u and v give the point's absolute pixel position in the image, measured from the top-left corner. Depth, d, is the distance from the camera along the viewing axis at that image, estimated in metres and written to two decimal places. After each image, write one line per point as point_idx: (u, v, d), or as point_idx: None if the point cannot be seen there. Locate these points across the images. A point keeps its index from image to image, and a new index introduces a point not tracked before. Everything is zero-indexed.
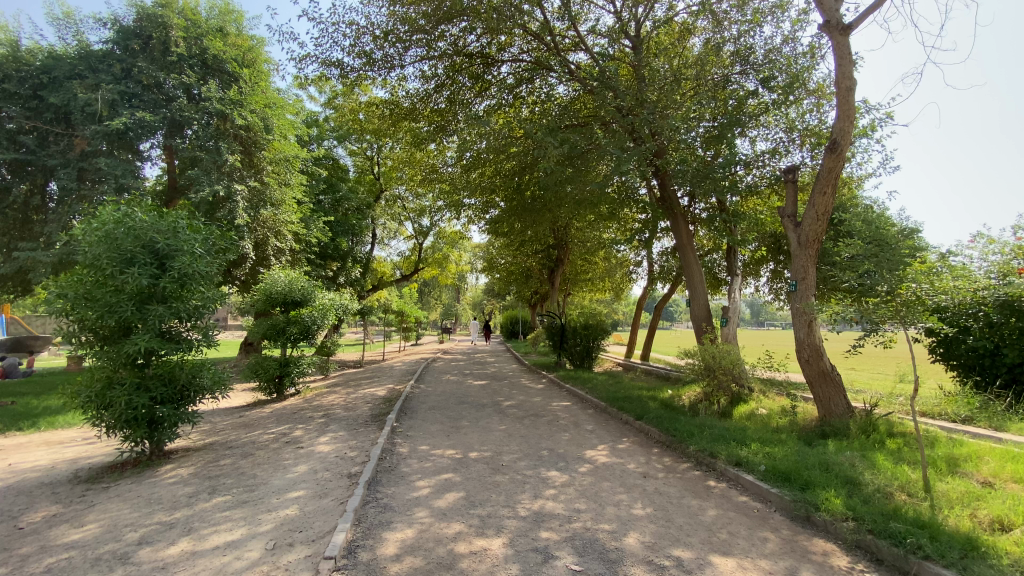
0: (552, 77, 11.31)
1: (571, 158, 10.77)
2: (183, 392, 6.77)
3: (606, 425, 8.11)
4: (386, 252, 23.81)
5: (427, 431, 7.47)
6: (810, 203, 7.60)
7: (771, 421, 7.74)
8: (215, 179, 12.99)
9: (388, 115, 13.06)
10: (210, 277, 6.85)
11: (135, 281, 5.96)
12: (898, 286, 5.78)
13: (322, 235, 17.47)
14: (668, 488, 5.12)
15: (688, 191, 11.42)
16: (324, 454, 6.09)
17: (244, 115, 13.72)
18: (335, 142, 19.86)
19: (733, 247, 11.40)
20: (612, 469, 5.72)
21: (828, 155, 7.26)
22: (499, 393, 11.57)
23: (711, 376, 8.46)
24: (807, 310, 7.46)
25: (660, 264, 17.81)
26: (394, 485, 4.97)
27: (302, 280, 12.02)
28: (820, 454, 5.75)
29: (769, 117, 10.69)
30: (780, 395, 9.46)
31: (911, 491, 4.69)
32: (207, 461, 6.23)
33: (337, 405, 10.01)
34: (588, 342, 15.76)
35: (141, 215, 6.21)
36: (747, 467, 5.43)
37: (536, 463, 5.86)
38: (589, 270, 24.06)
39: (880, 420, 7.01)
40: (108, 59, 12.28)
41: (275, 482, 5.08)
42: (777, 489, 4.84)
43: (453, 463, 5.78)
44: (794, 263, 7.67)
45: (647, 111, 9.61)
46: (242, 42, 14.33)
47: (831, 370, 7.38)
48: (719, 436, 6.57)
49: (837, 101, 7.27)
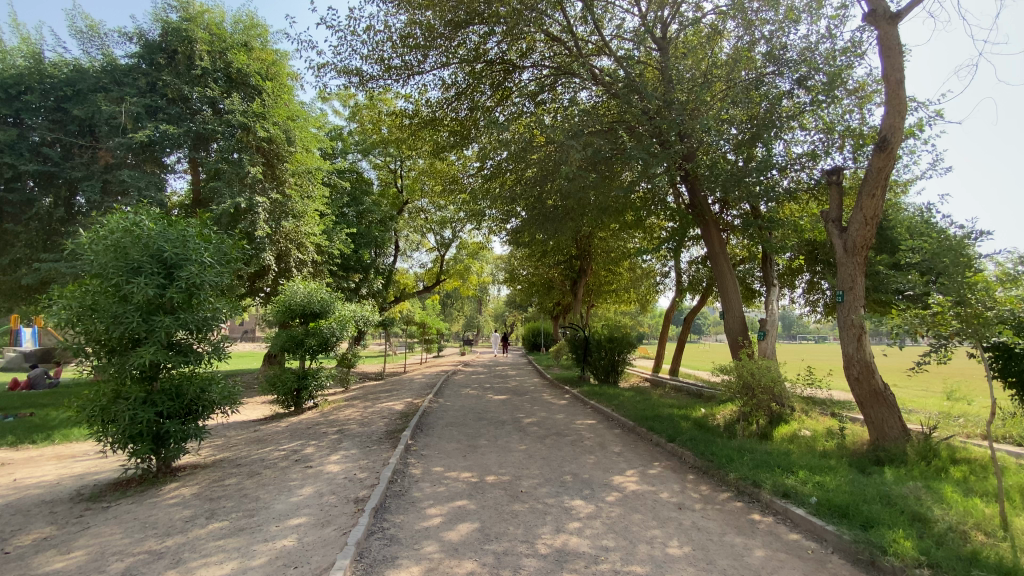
0: (575, 82, 10.95)
1: (594, 163, 10.34)
2: (190, 407, 6.51)
3: (634, 447, 7.56)
4: (408, 264, 23.67)
5: (443, 450, 7.07)
6: (857, 206, 6.98)
7: (817, 444, 7.09)
8: (237, 191, 13.01)
9: (409, 126, 12.89)
10: (220, 287, 6.65)
11: (141, 291, 5.75)
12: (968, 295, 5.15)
13: (344, 246, 17.38)
14: (708, 523, 4.56)
15: (720, 197, 10.88)
16: (332, 475, 5.73)
17: (267, 127, 13.78)
18: (359, 156, 19.82)
19: (769, 256, 10.76)
20: (643, 499, 5.20)
21: (877, 154, 6.66)
22: (520, 409, 11.09)
23: (749, 394, 7.85)
24: (856, 323, 6.80)
25: (688, 275, 17.19)
26: (403, 514, 4.56)
27: (321, 291, 11.81)
28: (878, 485, 5.09)
29: (806, 119, 10.05)
30: (824, 416, 8.77)
31: (989, 530, 3.84)
32: (213, 480, 5.94)
33: (352, 420, 9.69)
34: (614, 356, 15.22)
35: (150, 224, 6.04)
36: (796, 499, 4.83)
37: (559, 490, 5.38)
38: (613, 281, 23.48)
39: (941, 445, 6.29)
40: (133, 73, 12.61)
41: (277, 507, 4.73)
42: (833, 527, 4.20)
43: (469, 488, 5.34)
44: (840, 271, 7.04)
45: (675, 114, 9.16)
46: (266, 55, 14.49)
47: (884, 389, 6.70)
48: (761, 461, 5.96)
49: (886, 96, 6.70)
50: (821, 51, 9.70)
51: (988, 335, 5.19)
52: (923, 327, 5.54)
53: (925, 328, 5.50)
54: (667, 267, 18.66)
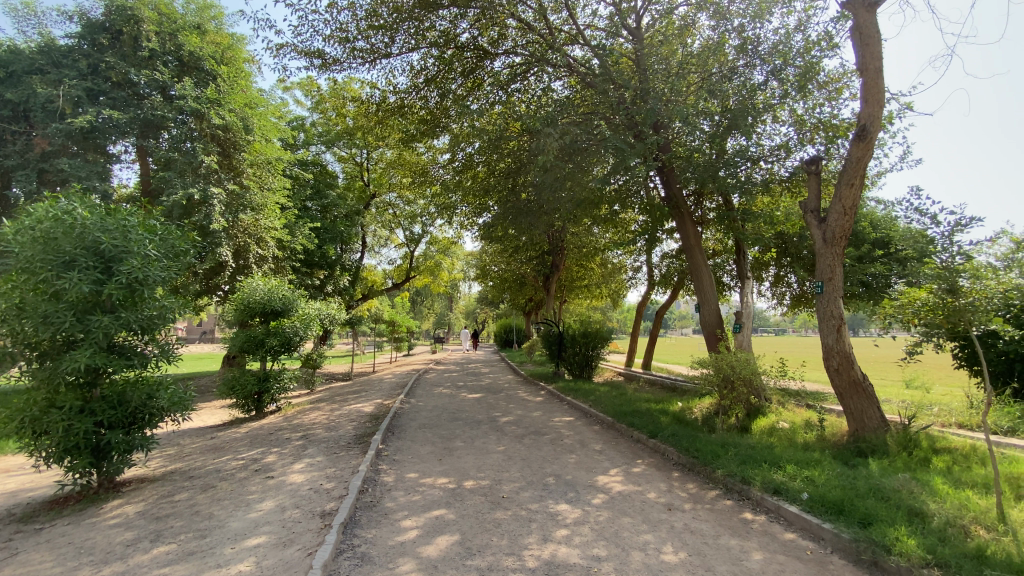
0: (548, 72, 10.62)
1: (570, 154, 10.02)
2: (136, 415, 5.88)
3: (616, 444, 7.35)
4: (376, 260, 22.93)
5: (417, 454, 6.69)
6: (835, 196, 6.90)
7: (797, 437, 7.02)
8: (190, 182, 12.16)
9: (374, 115, 12.29)
10: (167, 283, 6.04)
11: (74, 287, 5.13)
12: (959, 284, 5.03)
13: (307, 241, 16.60)
14: (701, 525, 4.33)
15: (695, 188, 10.70)
16: (296, 486, 5.26)
17: (222, 115, 12.91)
18: (322, 148, 19.01)
19: (741, 243, 10.37)
20: (630, 500, 4.95)
21: (856, 144, 6.58)
22: (496, 407, 10.77)
23: (729, 388, 7.72)
24: (835, 315, 6.76)
25: (660, 270, 17.22)
26: (376, 528, 4.16)
27: (283, 288, 11.17)
28: (867, 478, 4.98)
29: (778, 112, 9.96)
30: (800, 408, 8.78)
31: (990, 524, 3.73)
32: (162, 495, 5.36)
33: (318, 425, 9.14)
34: (588, 351, 15.09)
35: (84, 214, 5.39)
36: (787, 496, 4.67)
37: (542, 494, 5.08)
38: (585, 276, 23.36)
39: (920, 435, 6.28)
40: (73, 54, 11.64)
41: (233, 525, 4.26)
42: (830, 525, 4.04)
43: (446, 496, 4.98)
44: (819, 262, 6.96)
45: (651, 103, 8.94)
46: (222, 39, 13.61)
47: (863, 379, 6.66)
48: (748, 456, 5.80)
49: (864, 86, 6.63)
50: (793, 44, 9.55)
51: (978, 323, 5.10)
52: (917, 315, 5.53)
53: (918, 317, 5.52)
54: (639, 262, 18.66)
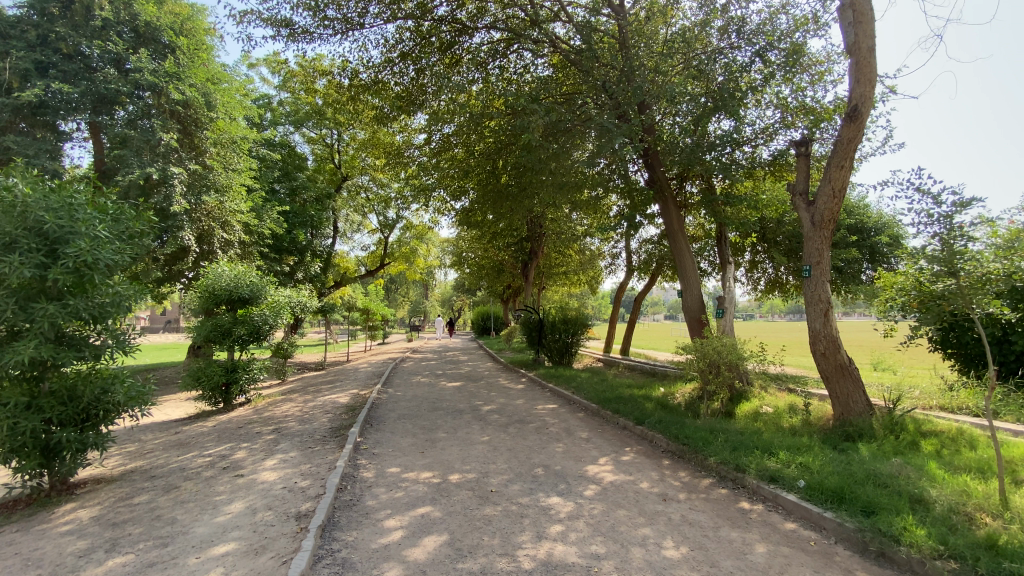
0: (529, 49, 10.20)
1: (553, 134, 9.66)
2: (88, 411, 5.32)
3: (602, 432, 7.18)
4: (348, 246, 22.23)
5: (397, 447, 6.38)
6: (825, 178, 6.80)
7: (782, 421, 6.98)
8: (147, 161, 11.30)
9: (345, 91, 11.65)
10: (120, 268, 5.44)
11: (15, 272, 4.52)
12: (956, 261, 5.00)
13: (275, 226, 15.92)
14: (698, 516, 4.17)
15: (679, 171, 10.45)
16: (268, 484, 4.89)
17: (182, 89, 12.07)
18: (291, 128, 18.18)
19: (724, 229, 10.15)
20: (623, 490, 4.77)
21: (847, 125, 6.49)
22: (476, 395, 10.50)
23: (714, 372, 7.51)
24: (823, 299, 6.70)
25: (638, 255, 17.13)
26: (357, 529, 3.86)
27: (250, 274, 10.59)
28: (861, 463, 4.95)
29: (760, 95, 9.81)
30: (781, 392, 8.78)
31: (993, 510, 3.72)
32: (119, 496, 4.91)
33: (290, 417, 8.70)
34: (568, 337, 14.94)
35: (25, 190, 4.75)
36: (784, 483, 4.58)
37: (532, 486, 4.84)
38: (563, 263, 23.12)
39: (904, 418, 6.34)
40: (21, 24, 10.68)
41: (198, 531, 3.89)
42: (832, 514, 3.97)
43: (431, 491, 4.71)
44: (807, 245, 6.87)
45: (638, 79, 8.63)
46: (181, 9, 12.66)
47: (849, 363, 6.62)
48: (738, 442, 5.68)
49: (855, 66, 6.53)
50: (778, 25, 9.35)
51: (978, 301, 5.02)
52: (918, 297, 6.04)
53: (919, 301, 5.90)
54: (617, 247, 18.53)
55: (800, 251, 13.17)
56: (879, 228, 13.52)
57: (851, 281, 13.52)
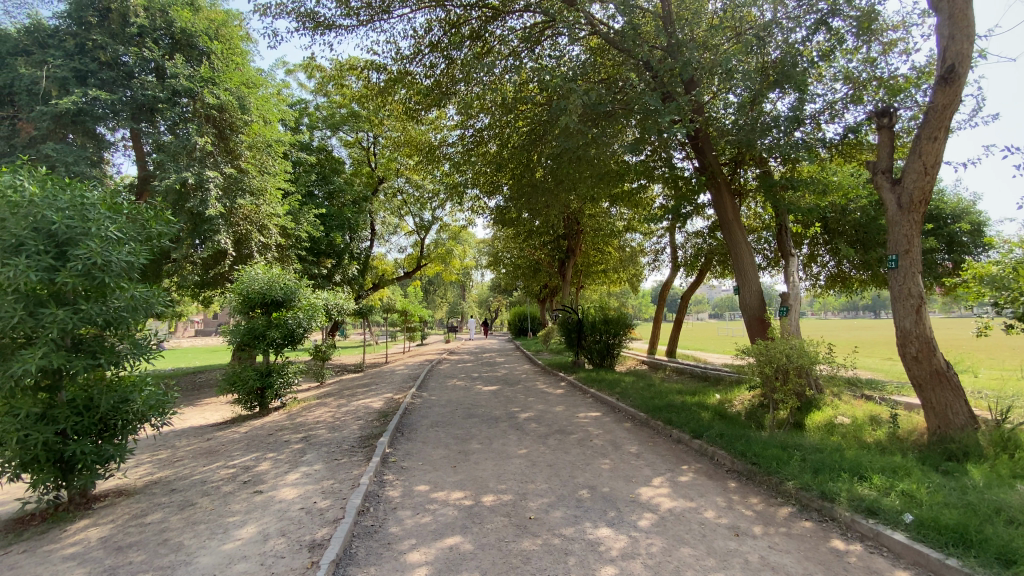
0: (566, 32, 9.55)
1: (593, 119, 8.91)
2: (106, 420, 5.06)
3: (654, 446, 6.46)
4: (386, 248, 22.10)
5: (428, 460, 5.88)
6: (913, 153, 5.84)
7: (865, 435, 6.06)
8: (184, 166, 11.33)
9: (376, 87, 11.30)
10: (137, 270, 5.17)
11: (21, 276, 4.26)
12: None
13: (312, 228, 15.83)
14: (782, 559, 3.43)
15: (733, 154, 9.51)
16: (286, 504, 4.46)
17: (217, 94, 12.06)
18: (328, 133, 18.18)
19: (785, 218, 9.14)
20: (684, 520, 4.07)
21: (939, 88, 5.54)
22: (514, 401, 9.93)
23: (781, 379, 6.63)
24: (914, 294, 5.74)
25: (685, 251, 16.16)
26: (375, 565, 3.34)
27: (284, 276, 10.37)
28: (979, 491, 4.07)
29: (825, 68, 8.83)
30: (857, 400, 7.77)
31: None
32: (132, 513, 4.60)
33: (321, 424, 8.37)
34: (610, 338, 14.15)
35: (32, 189, 4.52)
36: (884, 517, 3.79)
37: (577, 513, 4.21)
38: (603, 261, 22.28)
39: (1016, 433, 5.36)
40: (60, 34, 10.91)
41: (203, 562, 3.46)
42: (954, 560, 3.19)
43: (462, 516, 4.16)
44: (892, 232, 5.92)
45: (689, 52, 7.81)
46: (217, 15, 12.69)
47: (947, 368, 5.64)
48: (819, 463, 4.86)
49: (947, 20, 5.59)
50: None
51: None
52: None
53: None
54: (661, 243, 17.59)
55: (868, 241, 11.96)
56: (956, 214, 12.17)
57: (927, 274, 12.19)
